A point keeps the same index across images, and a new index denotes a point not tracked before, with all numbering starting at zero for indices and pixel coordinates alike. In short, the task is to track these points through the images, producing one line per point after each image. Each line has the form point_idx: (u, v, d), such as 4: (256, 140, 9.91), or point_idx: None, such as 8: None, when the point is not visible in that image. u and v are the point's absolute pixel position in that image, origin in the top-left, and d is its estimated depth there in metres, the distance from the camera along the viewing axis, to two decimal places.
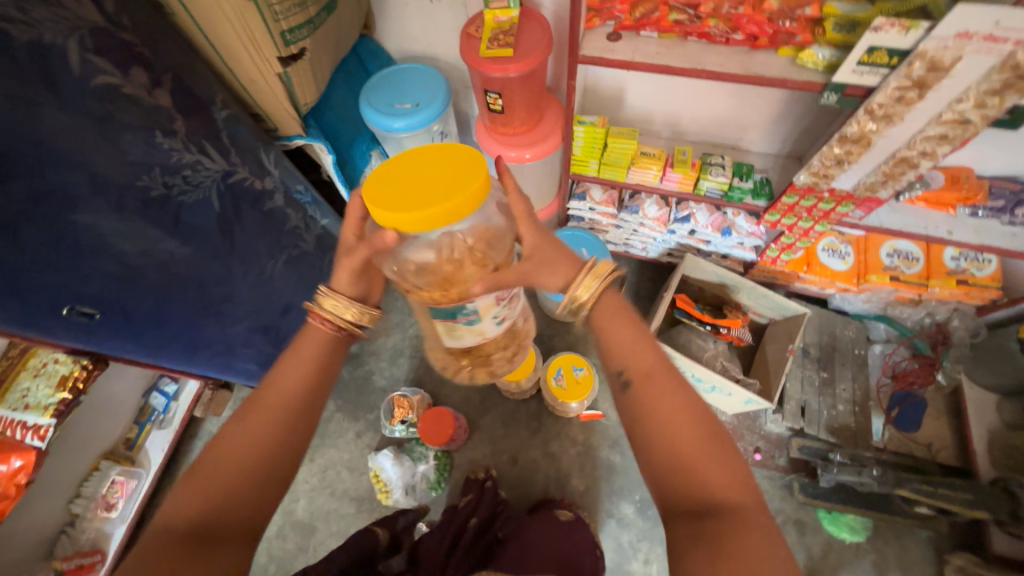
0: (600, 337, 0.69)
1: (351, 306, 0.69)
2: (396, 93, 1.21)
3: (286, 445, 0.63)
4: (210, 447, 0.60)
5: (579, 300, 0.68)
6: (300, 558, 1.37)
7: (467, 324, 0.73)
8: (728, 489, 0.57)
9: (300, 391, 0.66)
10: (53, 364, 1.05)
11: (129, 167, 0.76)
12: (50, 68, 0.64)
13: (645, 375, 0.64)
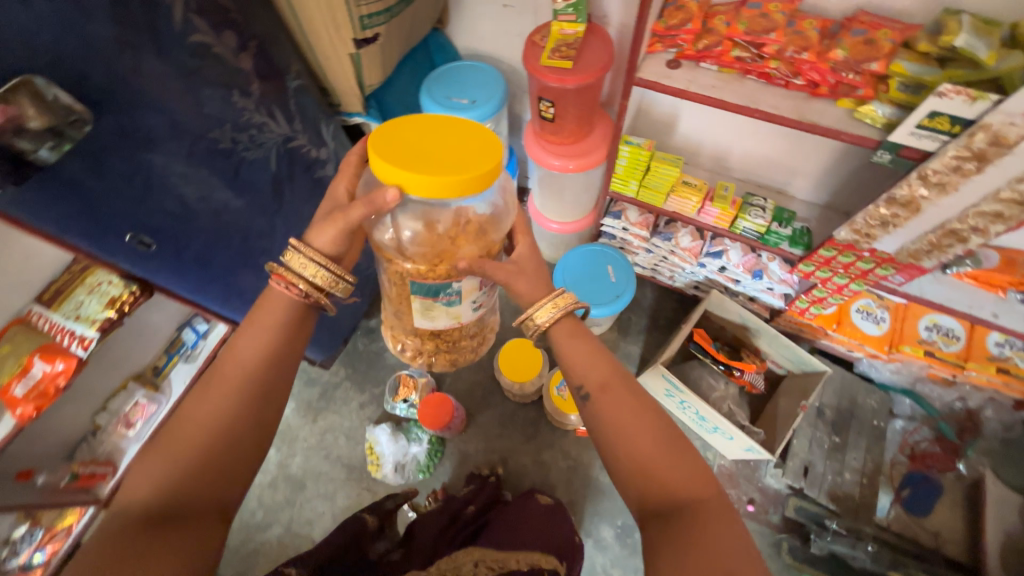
0: (560, 356, 0.77)
1: (321, 265, 0.70)
2: (456, 87, 1.26)
3: (244, 417, 0.67)
4: (174, 421, 0.65)
5: (533, 322, 0.76)
6: (286, 509, 1.44)
7: (445, 305, 0.76)
8: (693, 484, 0.64)
9: (258, 367, 0.70)
10: (107, 285, 1.16)
11: (205, 118, 0.84)
12: (156, 20, 0.72)
13: (603, 386, 0.72)
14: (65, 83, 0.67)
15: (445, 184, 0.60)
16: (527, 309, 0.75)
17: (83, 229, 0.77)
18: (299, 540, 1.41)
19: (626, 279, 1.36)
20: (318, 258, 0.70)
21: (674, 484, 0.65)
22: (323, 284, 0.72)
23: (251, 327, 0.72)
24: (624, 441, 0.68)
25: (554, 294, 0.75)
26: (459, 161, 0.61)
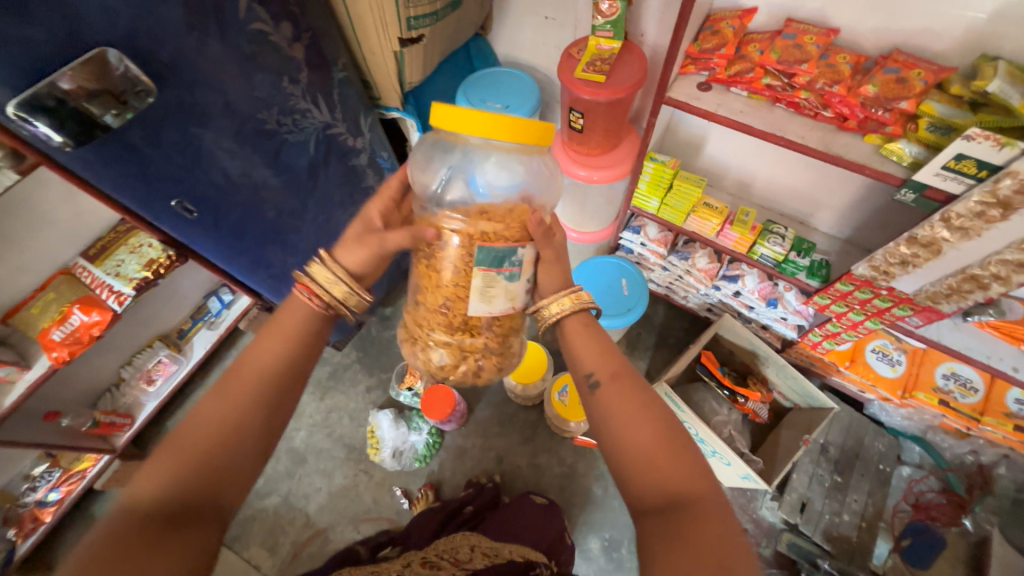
0: (571, 348, 0.83)
1: (345, 278, 0.76)
2: (491, 92, 1.31)
3: (259, 419, 0.65)
4: (185, 421, 0.62)
5: (547, 312, 0.82)
6: (285, 481, 1.48)
7: (504, 279, 0.76)
8: (689, 480, 0.64)
9: (276, 370, 0.69)
10: (148, 247, 1.24)
11: (255, 101, 0.90)
12: (223, 7, 0.78)
13: (610, 377, 0.76)
14: (136, 54, 0.71)
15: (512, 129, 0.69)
16: (546, 299, 0.82)
17: (135, 190, 0.85)
18: (294, 511, 1.45)
19: (640, 293, 1.37)
20: (343, 273, 0.76)
21: (668, 479, 0.64)
22: (342, 298, 0.76)
23: (273, 332, 0.72)
24: (624, 431, 0.69)
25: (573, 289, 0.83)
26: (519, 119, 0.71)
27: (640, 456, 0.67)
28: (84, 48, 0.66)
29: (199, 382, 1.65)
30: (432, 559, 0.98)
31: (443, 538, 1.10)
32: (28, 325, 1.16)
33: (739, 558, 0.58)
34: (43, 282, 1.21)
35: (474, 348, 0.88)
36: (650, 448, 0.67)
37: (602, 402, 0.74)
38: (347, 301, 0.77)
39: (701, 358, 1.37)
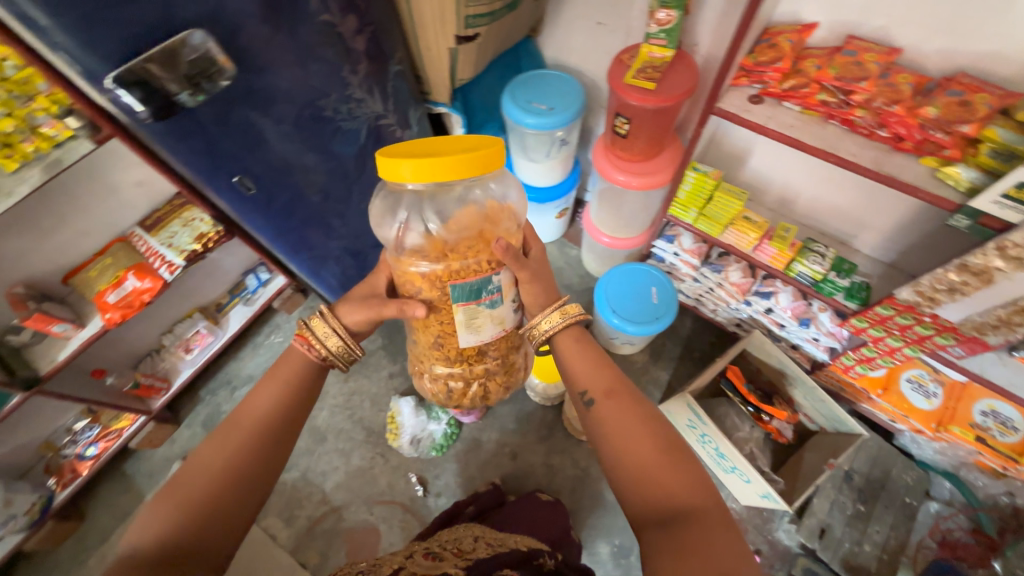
0: (568, 362, 0.89)
1: (340, 335, 0.85)
2: (537, 93, 1.33)
3: (252, 464, 0.71)
4: (182, 467, 0.69)
5: (539, 327, 0.90)
6: (306, 457, 1.53)
7: (487, 307, 0.85)
8: (687, 490, 0.68)
9: (272, 417, 0.76)
10: (200, 221, 1.30)
11: (318, 88, 0.94)
12: None
13: (605, 394, 0.82)
14: (217, 37, 0.75)
15: (460, 167, 0.70)
16: (537, 316, 0.89)
17: (200, 165, 0.90)
18: (312, 487, 1.49)
19: (669, 302, 1.37)
20: (340, 331, 0.86)
21: (666, 491, 0.68)
22: (337, 353, 0.86)
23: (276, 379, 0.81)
24: (623, 445, 0.74)
25: (562, 302, 0.90)
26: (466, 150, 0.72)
27: (638, 467, 0.71)
28: (174, 28, 0.71)
29: (232, 354, 1.71)
30: (434, 549, 0.99)
31: (445, 530, 1.14)
32: (85, 287, 1.22)
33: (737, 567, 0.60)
34: (102, 247, 1.28)
35: (477, 371, 1.08)
36: (647, 460, 0.72)
37: (602, 416, 0.80)
38: (340, 356, 0.86)
39: (726, 373, 1.35)
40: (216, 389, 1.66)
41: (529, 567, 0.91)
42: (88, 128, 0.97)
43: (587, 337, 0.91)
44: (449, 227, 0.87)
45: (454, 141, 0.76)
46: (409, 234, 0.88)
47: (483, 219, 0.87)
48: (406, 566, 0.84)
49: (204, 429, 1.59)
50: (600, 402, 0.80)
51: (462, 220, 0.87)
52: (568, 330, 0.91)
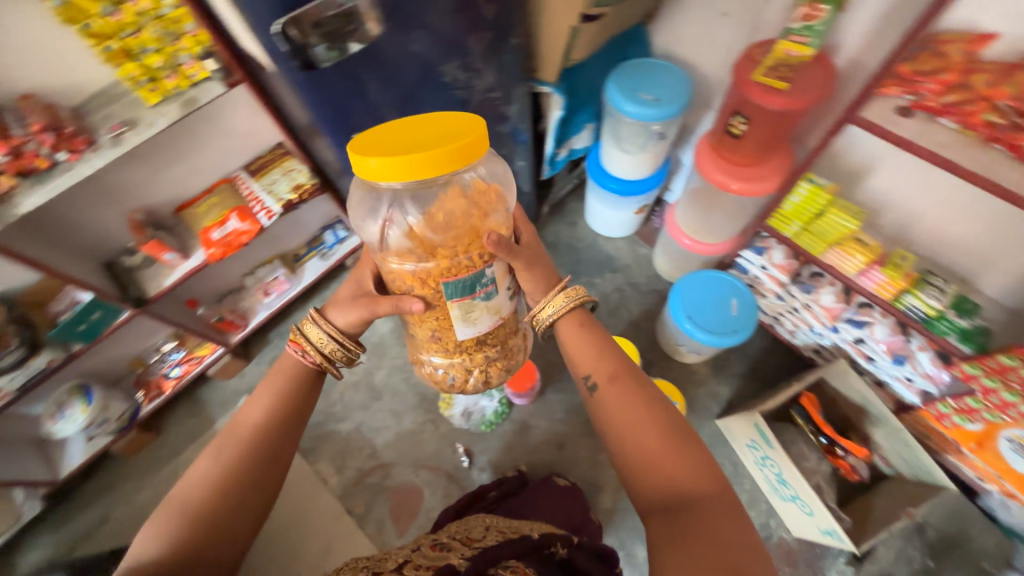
0: (574, 352, 0.98)
1: (331, 336, 0.90)
2: (642, 82, 1.28)
3: (250, 479, 0.77)
4: (187, 485, 0.75)
5: (541, 313, 1.00)
6: (361, 411, 1.59)
7: (484, 298, 0.90)
8: (686, 475, 0.76)
9: (268, 436, 0.82)
10: (298, 172, 1.36)
11: (442, 53, 0.94)
12: None
13: (610, 380, 0.92)
14: None
15: (431, 162, 0.72)
16: (542, 302, 0.98)
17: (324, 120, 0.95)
18: (363, 441, 1.55)
19: (748, 317, 1.31)
20: (332, 332, 0.91)
21: (667, 472, 0.76)
22: (333, 355, 0.92)
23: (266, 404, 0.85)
24: (628, 434, 0.82)
25: (563, 289, 0.99)
26: (441, 143, 0.74)
27: (642, 451, 0.80)
28: None
29: (303, 304, 1.79)
30: (442, 540, 1.00)
31: (458, 522, 1.13)
32: (194, 221, 1.32)
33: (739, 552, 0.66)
34: (208, 187, 1.37)
35: (478, 359, 1.14)
36: (650, 445, 0.80)
37: (607, 400, 0.89)
38: (337, 356, 0.92)
39: (799, 399, 1.29)
40: (285, 334, 1.74)
41: (536, 558, 0.92)
42: (222, 71, 1.02)
43: (589, 322, 0.99)
44: (437, 224, 0.87)
45: (431, 132, 0.77)
46: (392, 230, 0.90)
47: (469, 203, 0.88)
48: (413, 560, 0.85)
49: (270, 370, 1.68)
50: (604, 386, 0.90)
51: (447, 211, 0.87)
52: (572, 313, 0.99)
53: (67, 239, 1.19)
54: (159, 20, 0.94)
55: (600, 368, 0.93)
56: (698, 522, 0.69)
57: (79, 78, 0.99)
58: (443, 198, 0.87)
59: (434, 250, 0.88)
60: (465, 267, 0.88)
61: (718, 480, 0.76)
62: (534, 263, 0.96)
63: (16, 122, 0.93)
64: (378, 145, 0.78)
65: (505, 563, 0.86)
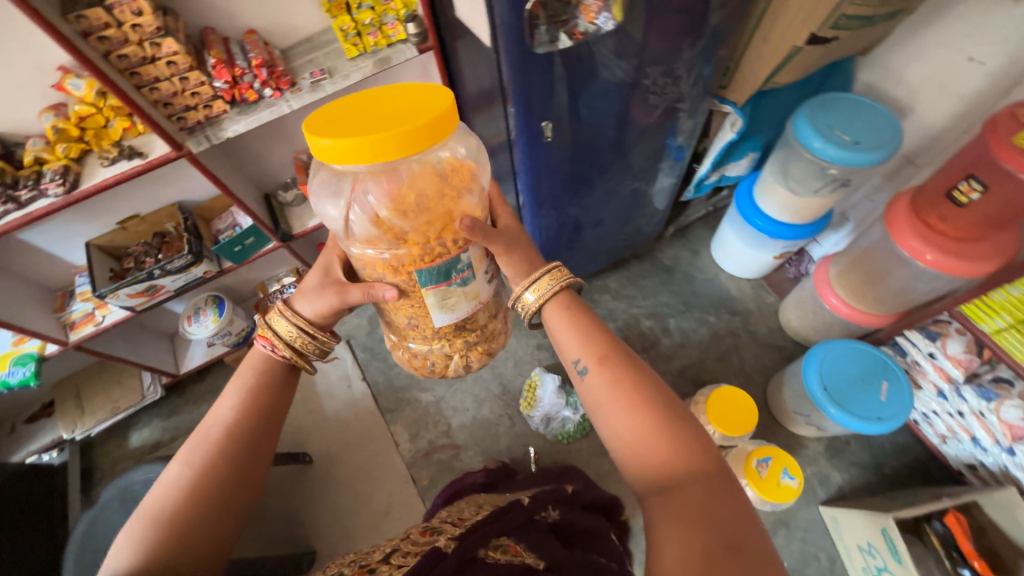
0: (558, 329, 0.91)
1: (300, 325, 0.91)
2: (845, 120, 1.14)
3: (222, 479, 0.76)
4: (158, 491, 0.74)
5: (523, 301, 0.94)
6: (443, 386, 1.62)
7: (460, 285, 0.88)
8: (678, 461, 0.69)
9: (244, 431, 0.81)
10: None
11: (650, 54, 0.89)
12: None
13: (599, 362, 0.83)
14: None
15: (389, 143, 0.70)
16: (523, 287, 0.92)
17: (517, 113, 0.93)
18: (440, 415, 1.58)
19: (901, 407, 1.13)
20: (301, 322, 0.92)
21: (660, 460, 0.70)
22: (304, 347, 0.93)
23: (234, 405, 0.84)
24: (618, 416, 0.77)
25: (547, 273, 0.93)
26: (407, 121, 0.71)
27: (633, 441, 0.73)
28: None
29: None
30: (433, 526, 0.95)
31: (448, 511, 1.09)
32: None
33: (740, 530, 0.62)
34: None
35: (457, 343, 1.15)
36: (639, 433, 0.73)
37: (595, 386, 0.81)
38: (308, 348, 0.93)
39: (945, 515, 1.10)
40: None
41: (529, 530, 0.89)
42: (419, 37, 1.04)
43: (575, 304, 0.92)
44: (407, 210, 0.84)
45: (391, 108, 0.74)
46: (357, 215, 0.86)
47: (444, 185, 0.85)
48: (400, 547, 0.82)
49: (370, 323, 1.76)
50: (592, 370, 0.81)
51: (416, 192, 0.83)
52: (557, 299, 0.93)
53: (241, 166, 1.29)
54: None
55: (588, 351, 0.84)
56: (689, 508, 0.64)
57: (296, 21, 1.06)
58: (413, 177, 0.83)
59: (404, 237, 0.86)
60: (434, 255, 0.85)
61: (714, 467, 0.69)
62: (513, 244, 0.93)
63: (239, 51, 0.99)
64: (336, 123, 0.74)
65: (496, 540, 0.81)
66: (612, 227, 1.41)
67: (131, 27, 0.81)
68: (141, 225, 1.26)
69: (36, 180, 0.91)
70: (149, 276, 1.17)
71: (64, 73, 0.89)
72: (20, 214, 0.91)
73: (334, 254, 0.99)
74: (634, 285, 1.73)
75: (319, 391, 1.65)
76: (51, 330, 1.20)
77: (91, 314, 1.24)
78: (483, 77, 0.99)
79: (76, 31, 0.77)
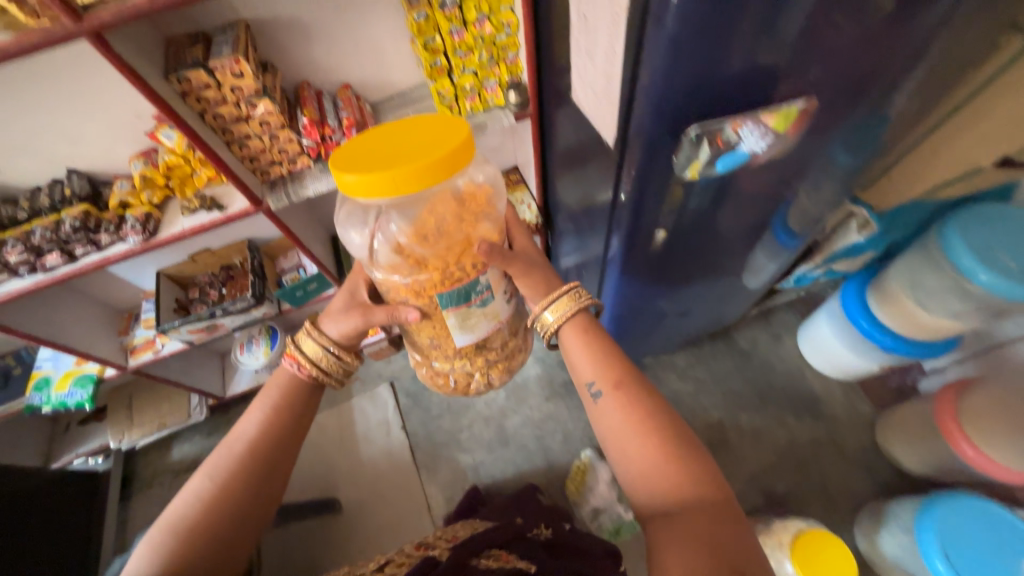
0: (570, 351, 0.84)
1: (325, 344, 0.86)
2: (1012, 243, 0.95)
3: (241, 490, 0.74)
4: (180, 501, 0.74)
5: (545, 323, 0.85)
6: (484, 450, 1.52)
7: (479, 310, 0.81)
8: (680, 481, 0.66)
9: (265, 443, 0.79)
10: (526, 207, 1.28)
11: (797, 165, 0.75)
12: (890, 72, 0.61)
13: (615, 385, 0.76)
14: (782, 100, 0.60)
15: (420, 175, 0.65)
16: (541, 306, 0.83)
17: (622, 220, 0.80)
18: (477, 482, 1.47)
19: None
20: (326, 343, 0.86)
21: (664, 485, 0.66)
22: (330, 367, 0.87)
23: (258, 417, 0.81)
24: (625, 440, 0.71)
25: (566, 292, 0.85)
26: (427, 150, 0.67)
27: (638, 466, 0.69)
28: (759, 84, 0.56)
29: None
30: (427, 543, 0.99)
31: (452, 528, 1.12)
32: None
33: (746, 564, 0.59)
34: None
35: (479, 362, 1.06)
36: (645, 458, 0.69)
37: (608, 412, 0.75)
38: (331, 368, 0.87)
39: None
40: None
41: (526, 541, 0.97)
42: (520, 105, 0.95)
43: (595, 325, 0.83)
44: (427, 235, 0.79)
45: (409, 135, 0.70)
46: (382, 242, 0.82)
47: (458, 210, 0.81)
48: (393, 561, 0.87)
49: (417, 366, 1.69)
50: (607, 393, 0.75)
51: (436, 218, 0.78)
52: (574, 321, 0.84)
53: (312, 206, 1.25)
54: (491, 45, 0.88)
55: (603, 374, 0.77)
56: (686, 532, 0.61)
57: (391, 76, 0.99)
58: (431, 203, 0.78)
59: (425, 263, 0.81)
60: (454, 279, 0.80)
61: (715, 490, 0.65)
62: (532, 265, 0.87)
63: (331, 108, 0.93)
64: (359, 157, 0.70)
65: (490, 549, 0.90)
66: (698, 316, 1.25)
67: (230, 88, 0.77)
68: (211, 259, 1.24)
69: (118, 225, 0.88)
70: (211, 316, 1.15)
71: (157, 121, 0.87)
72: (99, 256, 0.89)
73: (356, 278, 0.94)
74: (706, 369, 1.57)
75: (357, 433, 1.60)
76: (113, 354, 1.20)
77: (152, 341, 1.24)
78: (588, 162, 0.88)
79: (175, 91, 0.74)
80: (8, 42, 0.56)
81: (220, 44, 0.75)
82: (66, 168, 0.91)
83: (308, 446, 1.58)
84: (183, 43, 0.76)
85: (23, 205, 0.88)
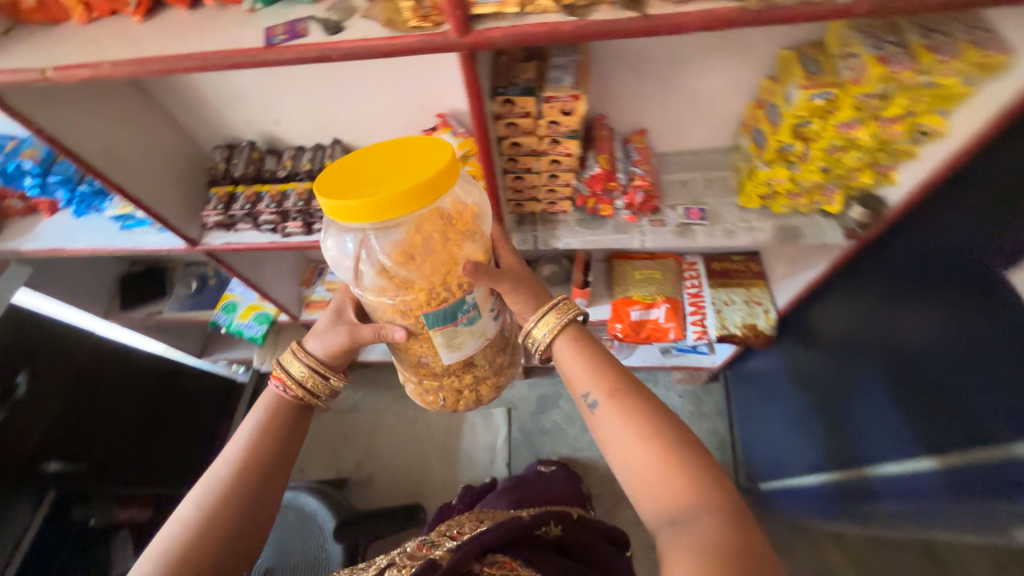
0: (563, 368, 0.60)
1: (313, 363, 0.65)
2: None
3: (240, 512, 0.54)
4: (156, 544, 0.51)
5: (534, 338, 0.63)
6: None
7: (467, 328, 0.62)
8: (682, 486, 0.45)
9: (263, 444, 0.59)
10: (763, 311, 1.03)
11: None
12: None
13: (612, 392, 0.54)
14: None
15: (392, 204, 0.49)
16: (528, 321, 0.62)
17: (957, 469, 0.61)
18: None
19: None
20: (315, 361, 0.65)
21: (666, 495, 0.45)
22: (313, 386, 0.65)
23: (254, 418, 0.61)
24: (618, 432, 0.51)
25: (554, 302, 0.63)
26: (412, 167, 0.51)
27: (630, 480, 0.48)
28: None
29: None
30: (430, 539, 0.84)
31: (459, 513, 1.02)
32: (621, 278, 1.10)
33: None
34: (655, 252, 1.14)
35: (467, 380, 0.78)
36: (641, 464, 0.48)
37: (603, 426, 0.52)
38: (321, 391, 0.65)
39: None
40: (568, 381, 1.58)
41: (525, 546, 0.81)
42: (863, 225, 0.70)
43: (591, 337, 0.61)
44: (413, 255, 0.60)
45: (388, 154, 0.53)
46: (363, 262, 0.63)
47: (439, 232, 0.60)
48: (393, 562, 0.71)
49: (540, 404, 1.55)
50: (604, 401, 0.53)
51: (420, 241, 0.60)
52: (567, 334, 0.62)
53: None
54: (874, 150, 0.64)
55: (593, 380, 0.55)
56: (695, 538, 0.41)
57: (696, 132, 0.80)
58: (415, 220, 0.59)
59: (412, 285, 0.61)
60: (439, 301, 0.59)
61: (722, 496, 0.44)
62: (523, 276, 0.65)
63: (621, 155, 0.77)
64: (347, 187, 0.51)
65: (491, 555, 0.73)
66: None
67: (548, 122, 0.63)
68: None
69: None
70: None
71: (440, 121, 0.77)
72: None
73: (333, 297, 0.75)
74: None
75: (460, 449, 1.51)
76: (290, 303, 1.21)
77: (325, 301, 1.23)
78: (930, 355, 0.64)
79: (493, 113, 0.62)
80: (385, 40, 0.47)
81: (558, 69, 0.62)
82: (333, 137, 0.86)
83: (411, 439, 1.53)
84: (517, 57, 0.64)
85: (285, 161, 0.85)
